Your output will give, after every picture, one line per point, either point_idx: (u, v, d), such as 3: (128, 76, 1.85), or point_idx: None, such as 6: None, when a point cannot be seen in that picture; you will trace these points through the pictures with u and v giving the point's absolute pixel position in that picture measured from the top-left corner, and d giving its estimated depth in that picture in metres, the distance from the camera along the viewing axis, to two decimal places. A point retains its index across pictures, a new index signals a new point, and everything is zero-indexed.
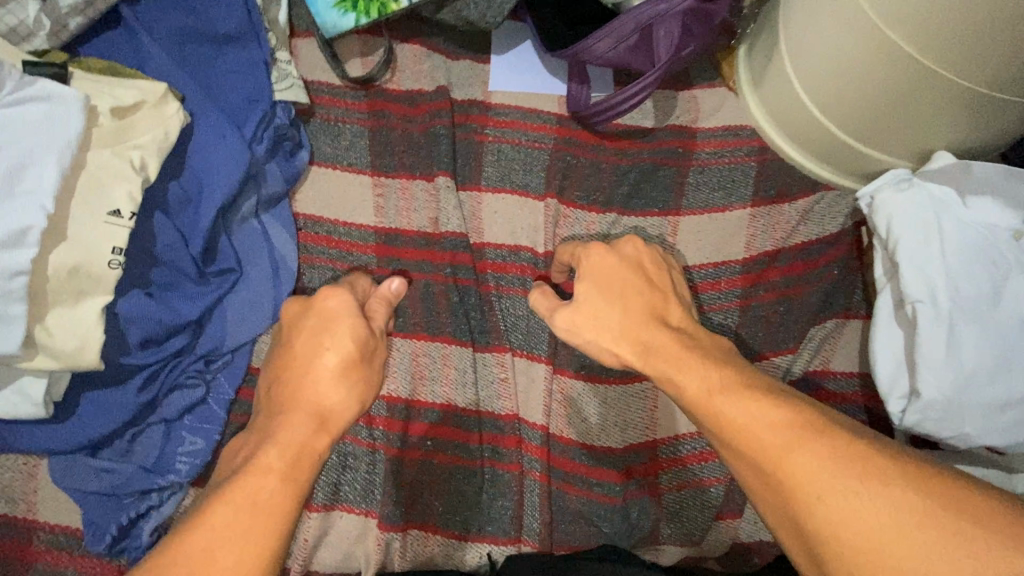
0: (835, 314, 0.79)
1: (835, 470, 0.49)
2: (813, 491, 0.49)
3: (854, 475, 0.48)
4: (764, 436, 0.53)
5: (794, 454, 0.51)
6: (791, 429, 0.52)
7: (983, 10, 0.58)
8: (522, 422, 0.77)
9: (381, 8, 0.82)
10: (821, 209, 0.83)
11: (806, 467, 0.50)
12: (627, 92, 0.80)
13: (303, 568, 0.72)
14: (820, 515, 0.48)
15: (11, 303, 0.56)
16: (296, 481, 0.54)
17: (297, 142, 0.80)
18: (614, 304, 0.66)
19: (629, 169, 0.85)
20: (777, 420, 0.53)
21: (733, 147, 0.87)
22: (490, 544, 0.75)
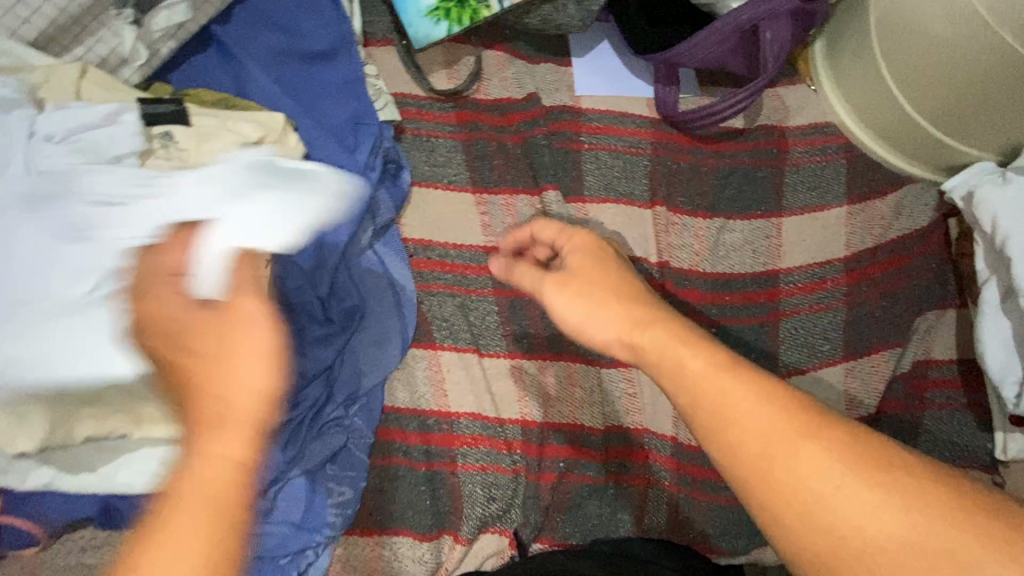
0: (935, 305, 0.83)
1: (843, 466, 0.38)
2: (832, 484, 0.38)
3: (882, 470, 0.38)
4: (763, 420, 0.40)
5: (805, 443, 0.39)
6: (798, 412, 0.41)
7: None
8: (651, 436, 0.77)
9: (473, 15, 0.77)
10: (910, 203, 0.86)
11: (821, 461, 0.39)
12: (732, 97, 0.80)
13: None
14: (843, 511, 0.37)
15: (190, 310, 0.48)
16: None
17: (399, 163, 0.75)
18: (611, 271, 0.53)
19: (727, 173, 0.86)
20: (777, 403, 0.41)
21: (823, 144, 0.89)
22: None
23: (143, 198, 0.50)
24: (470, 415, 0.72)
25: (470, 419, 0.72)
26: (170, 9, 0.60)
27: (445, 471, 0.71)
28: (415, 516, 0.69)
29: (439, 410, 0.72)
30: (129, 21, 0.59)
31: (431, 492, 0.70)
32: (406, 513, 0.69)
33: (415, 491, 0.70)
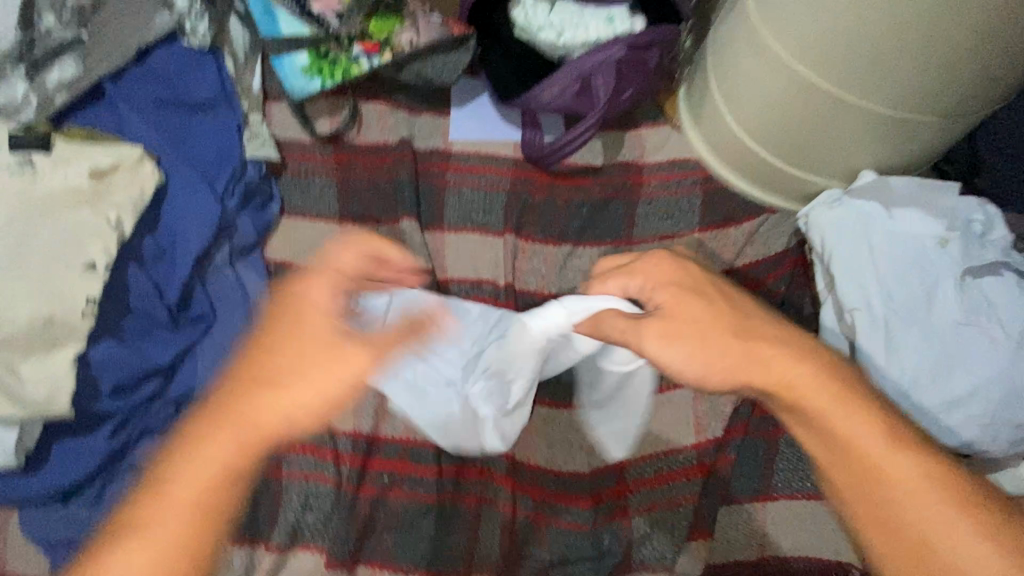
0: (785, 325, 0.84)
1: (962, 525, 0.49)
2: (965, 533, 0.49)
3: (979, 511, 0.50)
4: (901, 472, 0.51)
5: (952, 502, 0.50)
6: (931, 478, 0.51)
7: (887, 40, 0.65)
8: (486, 453, 0.78)
9: (344, 71, 0.90)
10: (766, 230, 0.91)
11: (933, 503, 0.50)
12: (571, 137, 0.89)
13: None
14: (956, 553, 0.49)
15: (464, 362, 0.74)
16: (181, 515, 0.52)
17: (268, 195, 0.86)
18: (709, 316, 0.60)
19: (582, 205, 0.92)
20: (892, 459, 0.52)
21: (680, 177, 0.94)
22: None
23: (50, 209, 0.67)
24: None
25: None
26: (63, 69, 0.75)
27: (270, 476, 0.74)
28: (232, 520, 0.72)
29: None
30: (23, 77, 0.72)
31: (253, 498, 0.73)
32: None
33: None
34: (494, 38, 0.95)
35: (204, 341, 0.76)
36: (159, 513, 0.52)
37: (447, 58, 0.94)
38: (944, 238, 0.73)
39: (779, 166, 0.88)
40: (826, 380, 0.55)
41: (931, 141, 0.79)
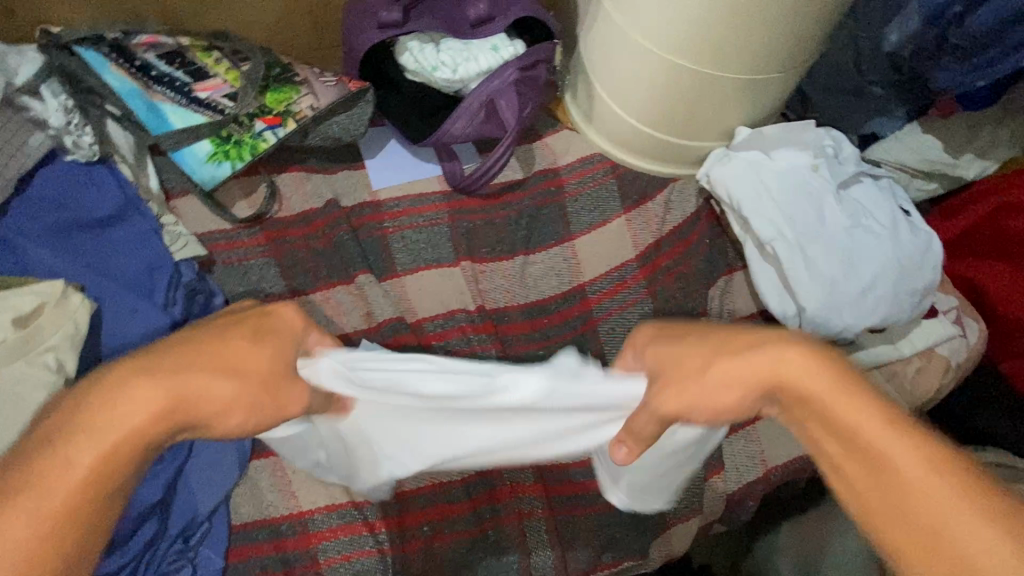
0: (722, 273, 0.97)
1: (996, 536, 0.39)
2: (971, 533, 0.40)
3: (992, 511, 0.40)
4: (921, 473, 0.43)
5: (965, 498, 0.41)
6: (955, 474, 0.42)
7: (731, 20, 0.79)
8: (511, 470, 0.80)
9: (252, 149, 0.89)
10: (676, 197, 1.02)
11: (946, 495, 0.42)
12: (492, 161, 0.95)
13: None
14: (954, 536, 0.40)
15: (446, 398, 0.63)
16: None
17: (209, 291, 0.81)
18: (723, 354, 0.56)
19: (517, 217, 0.99)
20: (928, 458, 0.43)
21: (593, 171, 1.04)
22: None
23: None
24: (324, 510, 0.73)
25: (325, 513, 0.73)
26: None
27: (309, 572, 0.70)
28: None
29: (290, 514, 0.72)
30: None
31: None
32: None
33: None
34: (389, 85, 1.00)
35: (191, 462, 0.70)
36: (57, 482, 0.42)
37: (350, 112, 0.95)
38: (815, 164, 0.89)
39: (671, 141, 0.99)
40: None
41: (782, 93, 0.95)
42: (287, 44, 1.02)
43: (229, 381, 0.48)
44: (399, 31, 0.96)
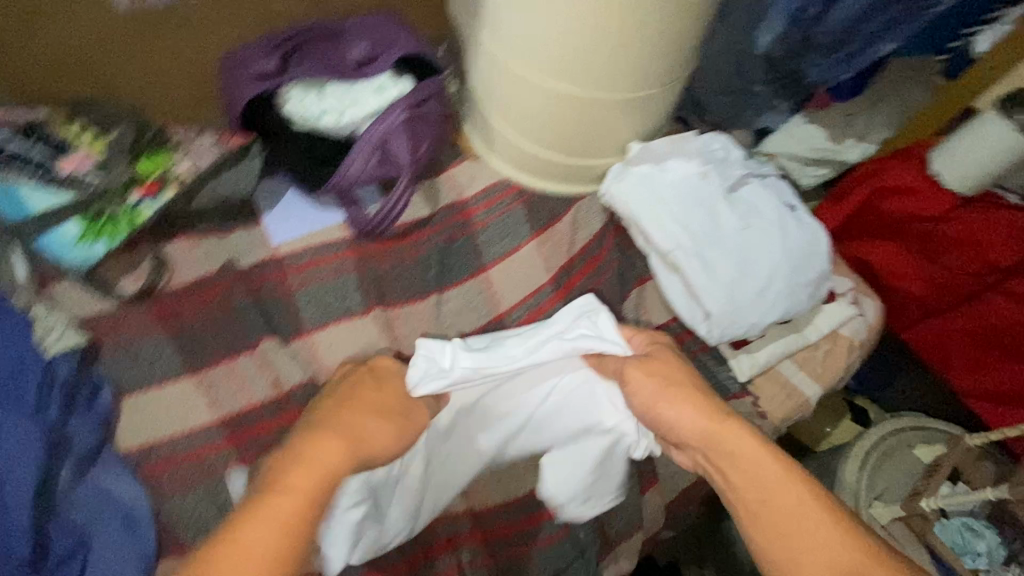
0: (636, 283, 0.97)
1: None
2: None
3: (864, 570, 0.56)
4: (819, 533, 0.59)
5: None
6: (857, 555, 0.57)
7: (601, 42, 0.81)
8: (443, 522, 0.79)
9: (129, 223, 0.84)
10: (583, 213, 1.03)
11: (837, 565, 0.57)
12: (395, 199, 0.94)
13: None
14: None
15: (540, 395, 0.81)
16: None
17: (94, 385, 0.77)
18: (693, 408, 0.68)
19: (429, 256, 0.97)
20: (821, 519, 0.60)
21: (499, 199, 1.03)
22: None
23: None
24: None
25: None
26: None
27: None
28: None
29: None
30: None
31: None
32: None
33: None
34: (273, 137, 0.94)
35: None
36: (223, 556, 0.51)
37: (237, 170, 0.92)
38: (704, 172, 0.92)
39: (570, 160, 1.00)
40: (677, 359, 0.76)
41: (666, 105, 0.98)
42: (161, 103, 0.96)
43: (332, 449, 0.61)
44: (278, 81, 0.94)
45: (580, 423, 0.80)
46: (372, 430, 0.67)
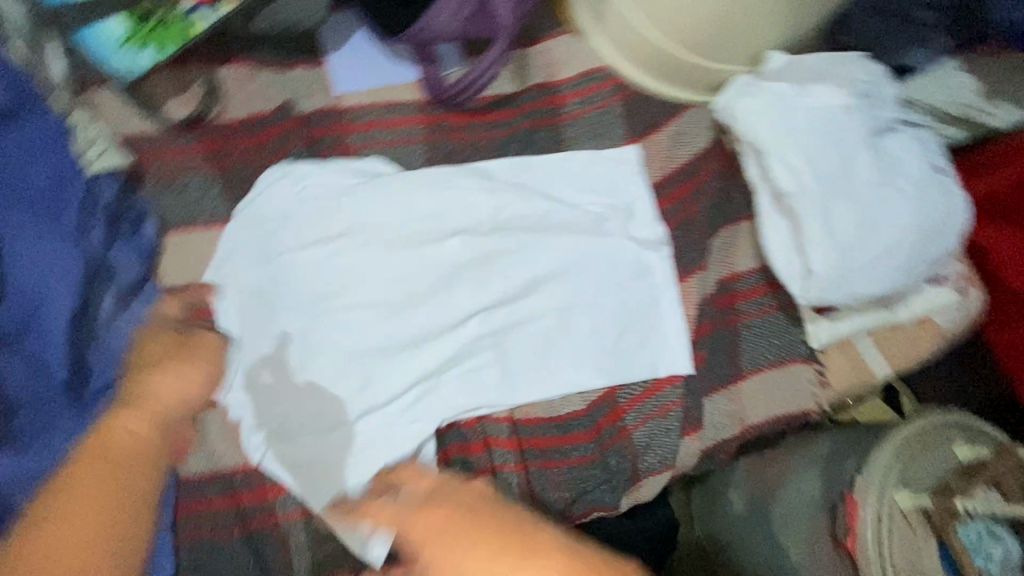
0: (727, 222, 0.86)
1: None
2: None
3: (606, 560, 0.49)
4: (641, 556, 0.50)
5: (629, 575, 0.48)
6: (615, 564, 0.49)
7: None
8: (486, 423, 0.75)
9: (183, 32, 0.72)
10: (688, 128, 0.88)
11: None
12: (483, 67, 0.81)
13: None
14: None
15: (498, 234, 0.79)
16: None
17: (138, 213, 0.70)
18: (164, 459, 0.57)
19: (507, 140, 0.85)
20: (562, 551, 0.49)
21: (596, 90, 0.88)
22: None
23: None
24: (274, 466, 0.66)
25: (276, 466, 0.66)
26: None
27: (264, 526, 0.65)
28: None
29: (244, 466, 0.66)
30: None
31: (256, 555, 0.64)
32: None
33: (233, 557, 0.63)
34: None
35: None
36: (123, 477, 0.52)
37: None
38: (850, 106, 0.78)
39: (692, 59, 0.84)
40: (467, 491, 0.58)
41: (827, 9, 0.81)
42: None
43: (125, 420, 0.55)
44: None
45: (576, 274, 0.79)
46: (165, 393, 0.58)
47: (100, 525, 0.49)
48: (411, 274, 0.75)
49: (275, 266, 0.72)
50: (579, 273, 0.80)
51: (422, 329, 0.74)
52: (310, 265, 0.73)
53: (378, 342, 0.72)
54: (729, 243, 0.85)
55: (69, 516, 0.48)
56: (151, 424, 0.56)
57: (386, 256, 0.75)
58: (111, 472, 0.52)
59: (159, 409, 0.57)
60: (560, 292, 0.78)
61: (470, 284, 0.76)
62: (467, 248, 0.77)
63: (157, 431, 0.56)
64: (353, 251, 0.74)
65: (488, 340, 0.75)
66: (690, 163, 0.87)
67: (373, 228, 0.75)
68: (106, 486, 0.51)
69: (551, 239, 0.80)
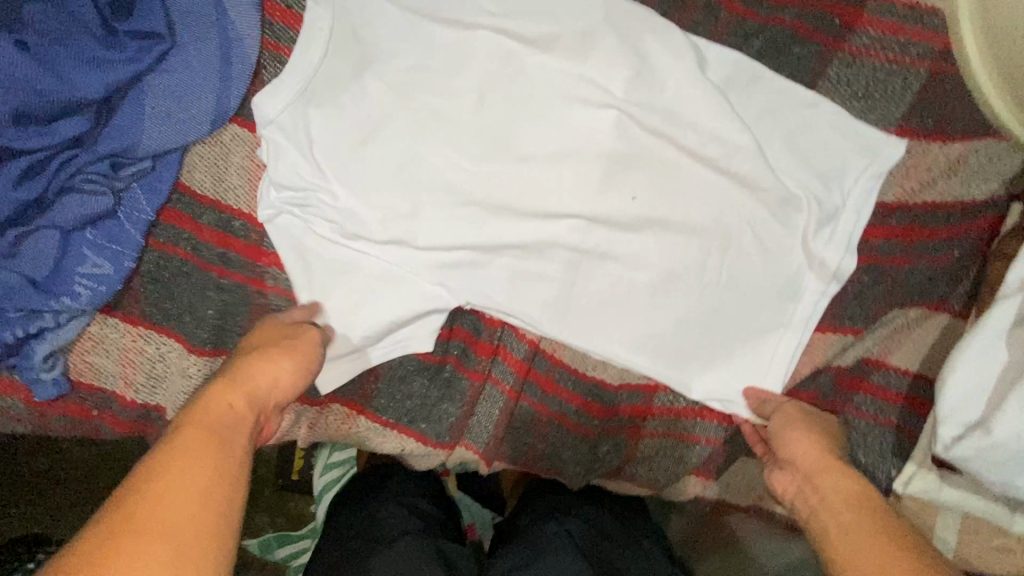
0: (926, 303, 0.63)
1: None
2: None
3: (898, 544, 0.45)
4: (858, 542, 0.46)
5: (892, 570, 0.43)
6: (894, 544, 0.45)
7: None
8: (508, 332, 0.64)
9: None
10: (978, 163, 0.61)
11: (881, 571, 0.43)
12: None
13: None
14: None
15: (658, 142, 0.58)
16: (257, 404, 0.46)
17: None
18: (287, 359, 0.50)
19: (755, 33, 0.59)
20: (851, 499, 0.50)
21: (909, 39, 0.61)
22: (415, 442, 0.65)
23: None
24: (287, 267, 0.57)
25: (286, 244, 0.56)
26: None
27: (242, 287, 0.56)
28: (190, 321, 0.56)
29: (253, 216, 0.56)
30: None
31: (219, 306, 0.56)
32: (182, 314, 0.56)
33: (199, 296, 0.56)
34: None
35: (151, 76, 0.50)
36: (242, 391, 0.46)
37: None
38: None
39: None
40: (790, 444, 0.56)
41: None
42: None
43: (232, 393, 0.45)
44: None
45: (708, 243, 0.60)
46: (299, 348, 0.51)
47: (215, 478, 0.39)
48: (538, 127, 0.57)
49: (390, 16, 0.54)
50: (719, 243, 0.60)
51: (503, 193, 0.58)
52: (422, 38, 0.55)
53: (455, 180, 0.57)
54: (909, 326, 0.63)
55: (163, 491, 0.36)
56: (253, 405, 0.45)
57: (522, 89, 0.56)
58: (215, 450, 0.41)
59: (256, 388, 0.47)
60: (684, 248, 0.60)
61: (592, 180, 0.58)
62: (620, 136, 0.58)
63: (246, 386, 0.46)
64: (489, 58, 0.55)
65: (560, 254, 0.59)
66: (942, 206, 0.62)
67: (528, 35, 0.56)
68: (219, 457, 0.40)
69: (713, 184, 0.59)
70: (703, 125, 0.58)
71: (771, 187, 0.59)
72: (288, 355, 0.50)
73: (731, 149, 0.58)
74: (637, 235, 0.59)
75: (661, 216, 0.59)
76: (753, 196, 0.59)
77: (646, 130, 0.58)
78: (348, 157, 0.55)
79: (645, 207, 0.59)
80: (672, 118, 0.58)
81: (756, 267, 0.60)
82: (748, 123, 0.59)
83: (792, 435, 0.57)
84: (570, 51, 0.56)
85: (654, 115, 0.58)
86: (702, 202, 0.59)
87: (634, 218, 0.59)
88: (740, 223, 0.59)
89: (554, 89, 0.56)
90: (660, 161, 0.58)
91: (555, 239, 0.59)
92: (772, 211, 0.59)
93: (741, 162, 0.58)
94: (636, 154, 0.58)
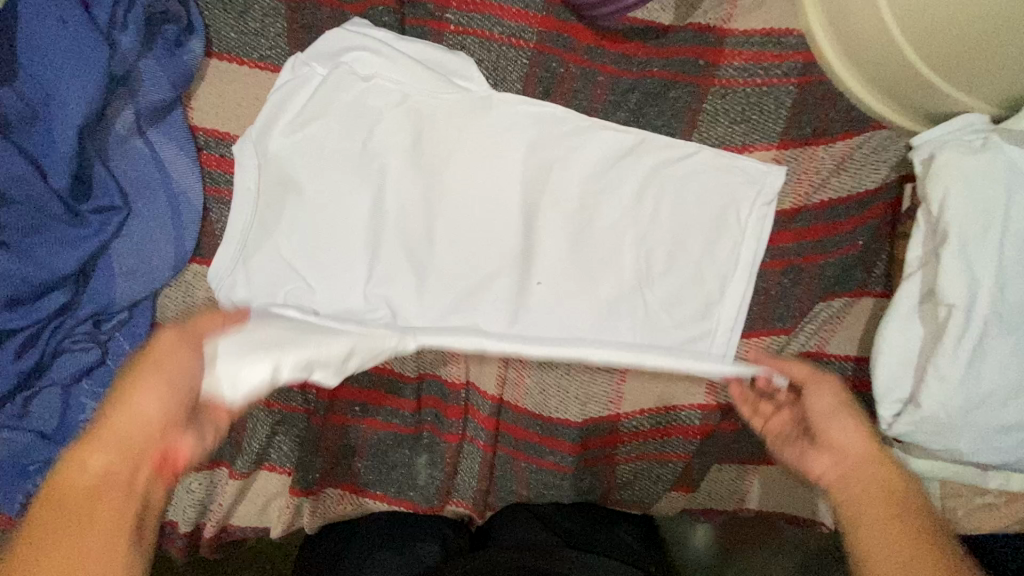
0: (849, 291, 0.67)
1: None
2: None
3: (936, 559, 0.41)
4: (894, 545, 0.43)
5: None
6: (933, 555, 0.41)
7: None
8: (472, 392, 0.70)
9: None
10: (863, 156, 0.66)
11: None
12: None
13: (219, 526, 0.69)
14: None
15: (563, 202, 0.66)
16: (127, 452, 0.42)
17: (185, 25, 0.59)
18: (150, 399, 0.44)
19: (631, 87, 0.66)
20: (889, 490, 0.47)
21: (771, 62, 0.66)
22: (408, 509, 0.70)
23: None
24: None
25: None
26: None
27: None
28: None
29: None
30: None
31: None
32: None
33: None
34: None
35: (116, 242, 0.59)
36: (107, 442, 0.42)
37: None
38: None
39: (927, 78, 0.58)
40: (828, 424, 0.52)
41: None
42: None
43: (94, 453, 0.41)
44: None
45: (629, 284, 0.66)
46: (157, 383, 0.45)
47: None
48: (455, 223, 0.65)
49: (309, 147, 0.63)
50: (630, 310, 0.66)
51: (436, 273, 0.65)
52: (341, 159, 0.63)
53: (394, 270, 0.65)
54: (833, 315, 0.68)
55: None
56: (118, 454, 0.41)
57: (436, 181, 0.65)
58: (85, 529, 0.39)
59: (119, 432, 0.42)
60: (610, 286, 0.66)
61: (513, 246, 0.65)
62: (528, 203, 0.66)
63: (111, 438, 0.42)
64: (401, 165, 0.64)
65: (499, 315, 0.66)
66: (840, 202, 0.66)
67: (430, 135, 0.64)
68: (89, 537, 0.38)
69: (620, 228, 0.66)
70: (596, 183, 0.66)
71: (669, 220, 0.66)
72: (151, 385, 0.44)
73: (627, 193, 0.66)
74: (562, 284, 0.66)
75: (582, 265, 0.66)
76: (656, 232, 0.66)
77: (549, 195, 0.66)
78: (301, 272, 0.63)
79: (564, 263, 0.66)
80: (569, 180, 0.66)
81: (676, 296, 0.66)
82: (641, 168, 0.66)
83: (830, 419, 0.53)
84: (468, 143, 0.65)
85: (552, 183, 0.66)
86: (614, 245, 0.66)
87: (555, 272, 0.66)
88: (649, 259, 0.66)
89: (463, 177, 0.65)
90: (568, 218, 0.66)
91: (491, 303, 0.66)
92: (676, 243, 0.66)
93: (639, 205, 0.66)
94: (547, 216, 0.66)
